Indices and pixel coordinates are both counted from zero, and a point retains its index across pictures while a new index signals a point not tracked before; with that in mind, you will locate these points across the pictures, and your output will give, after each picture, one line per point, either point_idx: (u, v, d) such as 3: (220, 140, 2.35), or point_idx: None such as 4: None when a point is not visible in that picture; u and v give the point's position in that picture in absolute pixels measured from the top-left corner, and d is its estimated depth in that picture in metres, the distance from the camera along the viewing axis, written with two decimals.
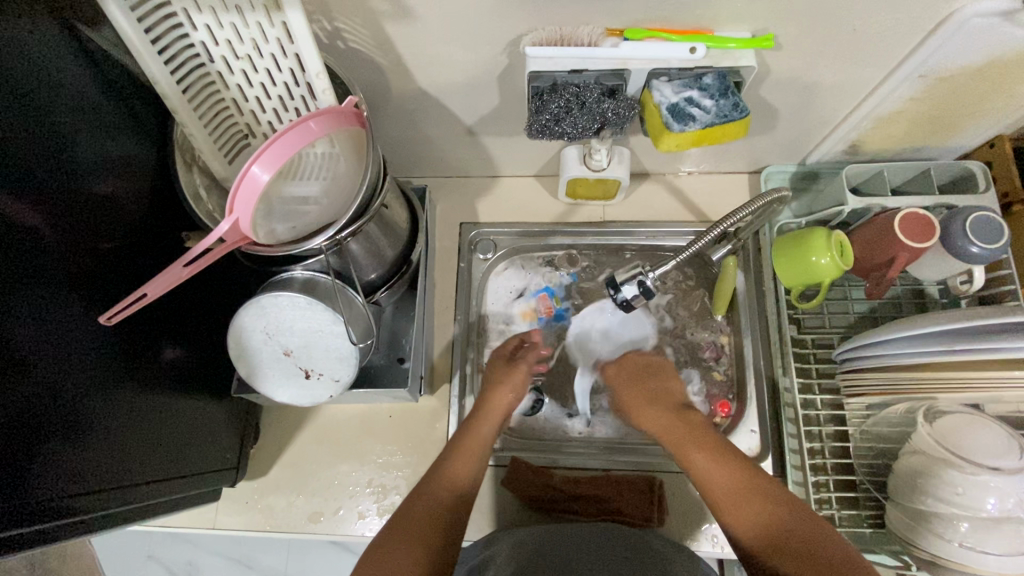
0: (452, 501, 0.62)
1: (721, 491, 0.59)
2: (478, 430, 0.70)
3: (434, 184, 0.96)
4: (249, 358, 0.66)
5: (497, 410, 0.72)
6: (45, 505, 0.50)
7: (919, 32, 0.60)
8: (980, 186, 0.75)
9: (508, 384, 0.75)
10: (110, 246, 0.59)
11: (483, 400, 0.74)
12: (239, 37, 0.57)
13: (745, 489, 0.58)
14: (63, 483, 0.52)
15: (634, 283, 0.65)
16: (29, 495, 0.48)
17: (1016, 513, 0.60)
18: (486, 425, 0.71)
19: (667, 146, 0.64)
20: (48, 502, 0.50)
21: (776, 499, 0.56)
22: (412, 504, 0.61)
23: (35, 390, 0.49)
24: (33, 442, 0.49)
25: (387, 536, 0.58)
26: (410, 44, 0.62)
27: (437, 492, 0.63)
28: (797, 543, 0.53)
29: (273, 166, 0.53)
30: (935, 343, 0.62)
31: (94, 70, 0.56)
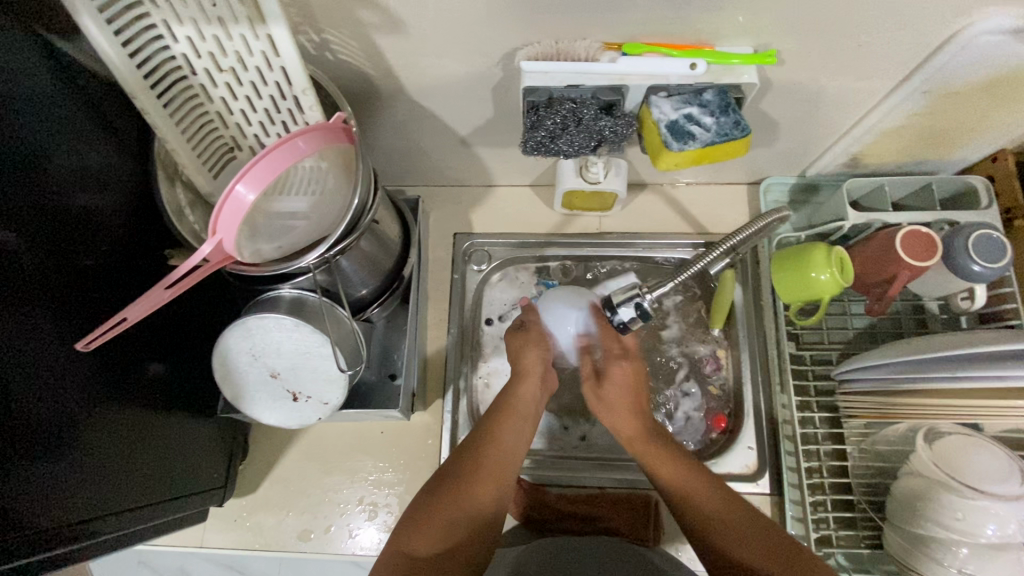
0: (504, 468, 0.63)
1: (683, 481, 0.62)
2: (523, 396, 0.68)
3: (427, 193, 0.94)
4: (235, 381, 0.64)
5: (534, 370, 0.70)
6: (30, 540, 0.49)
7: (926, 48, 0.58)
8: (983, 202, 0.74)
9: (533, 343, 0.72)
10: (88, 265, 0.57)
11: (516, 357, 0.71)
12: (222, 50, 0.54)
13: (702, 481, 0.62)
14: (47, 515, 0.50)
15: (631, 305, 0.63)
16: (12, 531, 0.47)
17: (1016, 538, 0.59)
18: (527, 386, 0.69)
19: (667, 165, 0.62)
20: (32, 536, 0.49)
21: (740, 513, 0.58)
22: (455, 466, 0.63)
23: (20, 425, 0.48)
24: (19, 475, 0.47)
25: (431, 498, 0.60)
26: (400, 55, 0.60)
27: (484, 459, 0.63)
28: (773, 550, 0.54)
29: (259, 185, 0.50)
30: (936, 369, 0.61)
31: (69, 82, 0.54)
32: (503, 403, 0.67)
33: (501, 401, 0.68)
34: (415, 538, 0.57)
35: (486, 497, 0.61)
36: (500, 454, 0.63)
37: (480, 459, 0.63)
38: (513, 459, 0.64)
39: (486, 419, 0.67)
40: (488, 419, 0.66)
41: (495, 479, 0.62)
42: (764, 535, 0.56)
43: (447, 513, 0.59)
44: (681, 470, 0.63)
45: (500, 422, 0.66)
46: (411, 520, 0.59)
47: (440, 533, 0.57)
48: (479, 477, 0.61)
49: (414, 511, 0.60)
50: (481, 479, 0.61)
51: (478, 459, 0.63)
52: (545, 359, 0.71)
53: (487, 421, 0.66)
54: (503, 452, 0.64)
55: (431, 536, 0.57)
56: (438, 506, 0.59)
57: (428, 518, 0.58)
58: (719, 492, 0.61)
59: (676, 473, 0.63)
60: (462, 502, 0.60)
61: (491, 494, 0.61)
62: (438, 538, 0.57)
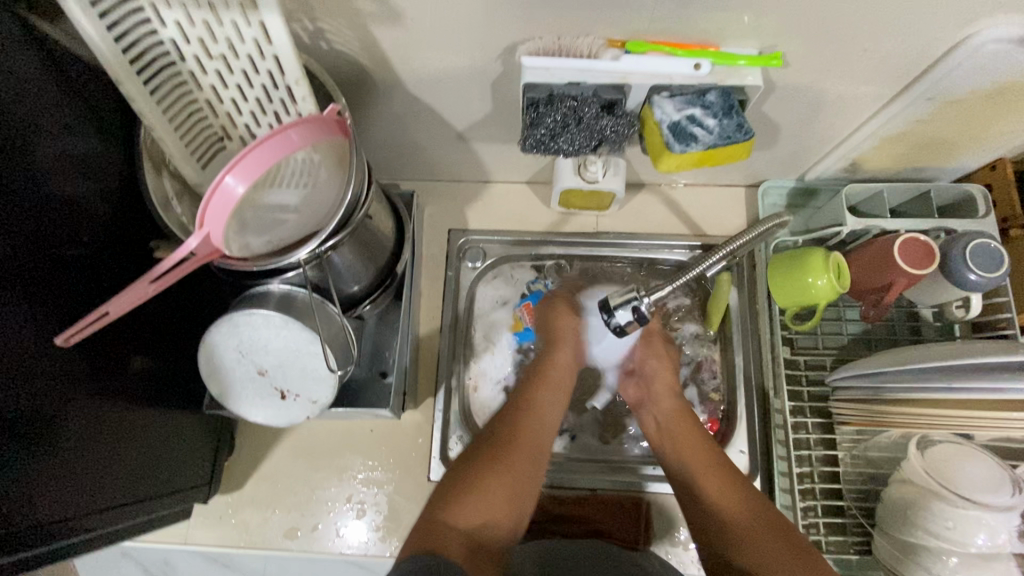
0: (539, 438, 0.64)
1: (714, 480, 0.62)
2: (555, 371, 0.71)
3: (422, 188, 0.92)
4: (221, 377, 0.63)
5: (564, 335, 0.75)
6: (10, 540, 0.47)
7: (932, 54, 0.57)
8: (980, 210, 0.74)
9: (568, 342, 0.74)
10: (68, 255, 0.54)
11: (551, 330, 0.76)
12: (212, 36, 0.52)
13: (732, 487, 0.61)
14: (27, 515, 0.49)
15: (629, 308, 0.61)
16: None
17: (1005, 547, 0.60)
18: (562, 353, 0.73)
19: (668, 166, 0.62)
20: (12, 536, 0.47)
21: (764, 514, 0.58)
22: (492, 435, 0.63)
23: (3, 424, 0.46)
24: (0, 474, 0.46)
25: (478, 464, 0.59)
26: (398, 47, 0.59)
27: (522, 425, 0.64)
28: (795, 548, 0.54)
29: (249, 178, 0.49)
30: (929, 379, 0.61)
31: (50, 65, 0.51)
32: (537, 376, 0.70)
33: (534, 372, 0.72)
34: (454, 508, 0.56)
35: (525, 473, 0.60)
36: (539, 419, 0.65)
37: (522, 424, 0.64)
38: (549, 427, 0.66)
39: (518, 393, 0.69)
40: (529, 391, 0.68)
41: (529, 443, 0.63)
42: (789, 543, 0.55)
43: (488, 485, 0.58)
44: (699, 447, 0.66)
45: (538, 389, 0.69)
46: (446, 493, 0.57)
47: (473, 508, 0.56)
48: (518, 446, 0.62)
49: (445, 486, 0.58)
50: (522, 444, 0.62)
51: (517, 425, 0.64)
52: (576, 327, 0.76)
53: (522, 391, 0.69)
54: (536, 425, 0.65)
55: (468, 506, 0.56)
56: (474, 474, 0.59)
57: (466, 491, 0.57)
58: (734, 475, 0.63)
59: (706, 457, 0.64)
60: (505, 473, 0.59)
61: (529, 461, 0.61)
62: (473, 510, 0.56)
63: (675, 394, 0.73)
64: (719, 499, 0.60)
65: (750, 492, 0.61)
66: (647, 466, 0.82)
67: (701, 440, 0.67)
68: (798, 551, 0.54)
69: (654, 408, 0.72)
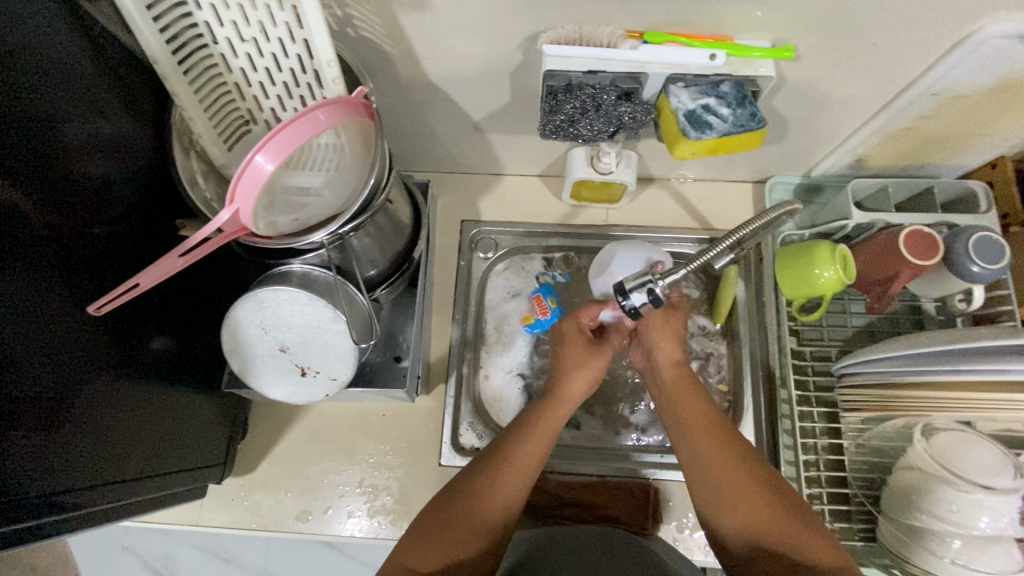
0: (518, 479, 0.60)
1: (731, 496, 0.58)
2: (548, 415, 0.66)
3: (436, 179, 0.94)
4: (243, 353, 0.65)
5: (579, 391, 0.68)
6: (17, 506, 0.46)
7: (937, 50, 0.59)
8: (982, 207, 0.76)
9: (583, 368, 0.69)
10: (97, 230, 0.56)
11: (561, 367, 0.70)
12: (245, 19, 0.54)
13: (748, 500, 0.57)
14: (37, 480, 0.48)
15: (643, 290, 0.63)
16: (0, 496, 0.44)
17: (1007, 531, 0.61)
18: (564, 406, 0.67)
19: (683, 152, 0.63)
20: (22, 501, 0.47)
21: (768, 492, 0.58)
22: (470, 474, 0.60)
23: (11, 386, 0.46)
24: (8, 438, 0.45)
25: (456, 500, 0.58)
26: (422, 34, 0.61)
27: (500, 480, 0.60)
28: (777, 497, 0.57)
29: (279, 156, 0.50)
30: (940, 362, 0.61)
31: (87, 43, 0.53)
32: (535, 418, 0.65)
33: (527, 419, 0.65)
34: (420, 550, 0.54)
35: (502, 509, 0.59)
36: (519, 472, 0.60)
37: (501, 455, 0.61)
38: (528, 483, 0.61)
39: (506, 435, 0.64)
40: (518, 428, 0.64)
41: (506, 495, 0.59)
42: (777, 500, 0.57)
43: (462, 524, 0.56)
44: (713, 450, 0.61)
45: (527, 434, 0.63)
46: (420, 527, 0.57)
47: (448, 551, 0.54)
48: (495, 494, 0.59)
49: (422, 524, 0.57)
50: (497, 494, 0.59)
51: (495, 476, 0.60)
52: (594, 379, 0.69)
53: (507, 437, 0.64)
54: (516, 457, 0.61)
55: (435, 547, 0.54)
56: (448, 517, 0.56)
57: (436, 532, 0.56)
58: (758, 479, 0.59)
59: (726, 459, 0.60)
60: (476, 512, 0.57)
61: (501, 510, 0.58)
62: (442, 553, 0.54)
63: (677, 363, 0.69)
64: (733, 517, 0.57)
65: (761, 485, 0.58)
66: (655, 454, 0.84)
67: (712, 422, 0.63)
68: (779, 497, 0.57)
69: (658, 379, 0.70)
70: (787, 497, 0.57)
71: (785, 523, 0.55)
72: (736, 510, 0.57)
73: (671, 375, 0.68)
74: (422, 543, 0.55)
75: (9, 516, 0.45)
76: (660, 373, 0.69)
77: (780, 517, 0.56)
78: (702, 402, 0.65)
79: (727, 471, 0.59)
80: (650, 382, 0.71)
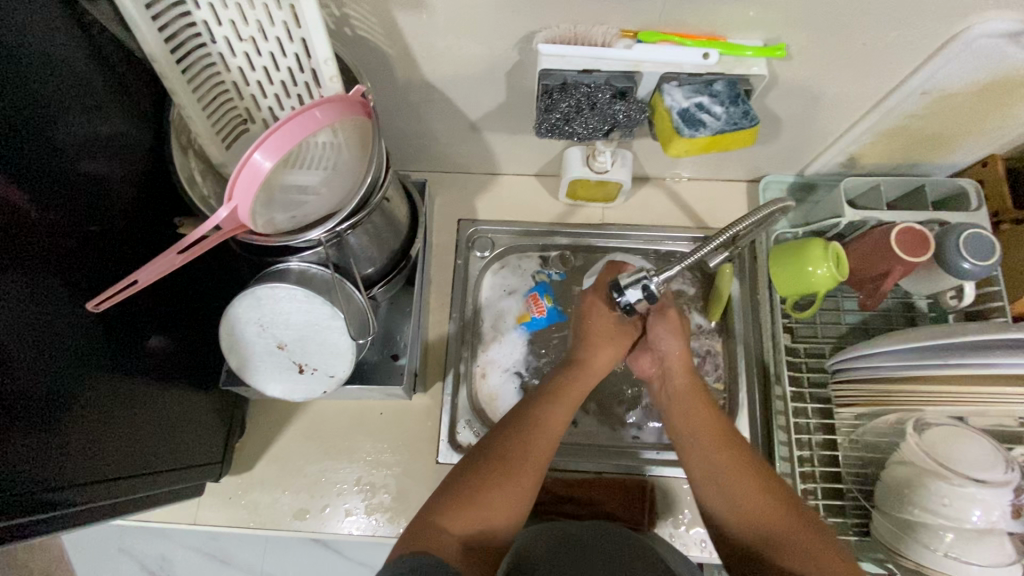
0: (543, 449, 0.62)
1: (737, 480, 0.61)
2: (573, 389, 0.68)
3: (433, 179, 0.94)
4: (241, 351, 0.65)
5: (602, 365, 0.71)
6: (13, 502, 0.46)
7: (926, 50, 0.60)
8: (972, 204, 0.77)
9: (611, 344, 0.72)
10: (96, 229, 0.56)
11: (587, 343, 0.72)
12: (243, 19, 0.54)
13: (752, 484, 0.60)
14: (34, 477, 0.48)
15: (639, 287, 0.65)
16: None
17: (998, 524, 0.62)
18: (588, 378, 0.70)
19: (677, 150, 0.63)
20: (18, 497, 0.47)
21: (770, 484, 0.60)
22: (498, 442, 0.61)
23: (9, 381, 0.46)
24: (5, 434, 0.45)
25: (484, 467, 0.59)
26: (419, 34, 0.61)
27: (529, 449, 0.61)
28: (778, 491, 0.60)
29: (275, 154, 0.50)
30: (930, 358, 0.63)
31: (86, 43, 0.53)
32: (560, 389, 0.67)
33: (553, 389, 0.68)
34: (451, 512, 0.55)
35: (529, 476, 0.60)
36: (545, 441, 0.63)
37: (528, 425, 0.63)
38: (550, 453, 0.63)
39: (531, 407, 0.65)
40: (546, 398, 0.66)
41: (535, 466, 0.60)
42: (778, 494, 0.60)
43: (491, 491, 0.57)
44: (720, 441, 0.64)
45: (553, 404, 0.66)
46: (446, 493, 0.57)
47: (476, 515, 0.55)
48: (524, 464, 0.60)
49: (449, 489, 0.58)
50: (527, 463, 0.60)
51: (525, 445, 0.61)
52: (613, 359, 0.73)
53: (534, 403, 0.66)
54: (541, 428, 0.63)
55: (466, 511, 0.56)
56: (478, 483, 0.58)
57: (468, 497, 0.57)
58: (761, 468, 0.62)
59: (730, 448, 0.63)
60: (504, 479, 0.58)
61: (531, 479, 0.60)
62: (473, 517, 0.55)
63: (687, 371, 0.71)
64: (738, 500, 0.60)
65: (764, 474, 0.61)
66: (651, 451, 0.84)
67: (716, 415, 0.67)
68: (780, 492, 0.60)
69: (668, 386, 0.71)
70: (787, 494, 0.60)
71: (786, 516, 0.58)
72: (739, 495, 0.60)
73: (683, 382, 0.70)
74: (451, 506, 0.56)
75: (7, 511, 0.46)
76: (671, 378, 0.71)
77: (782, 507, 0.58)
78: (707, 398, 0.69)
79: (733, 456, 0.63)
80: (656, 388, 0.73)
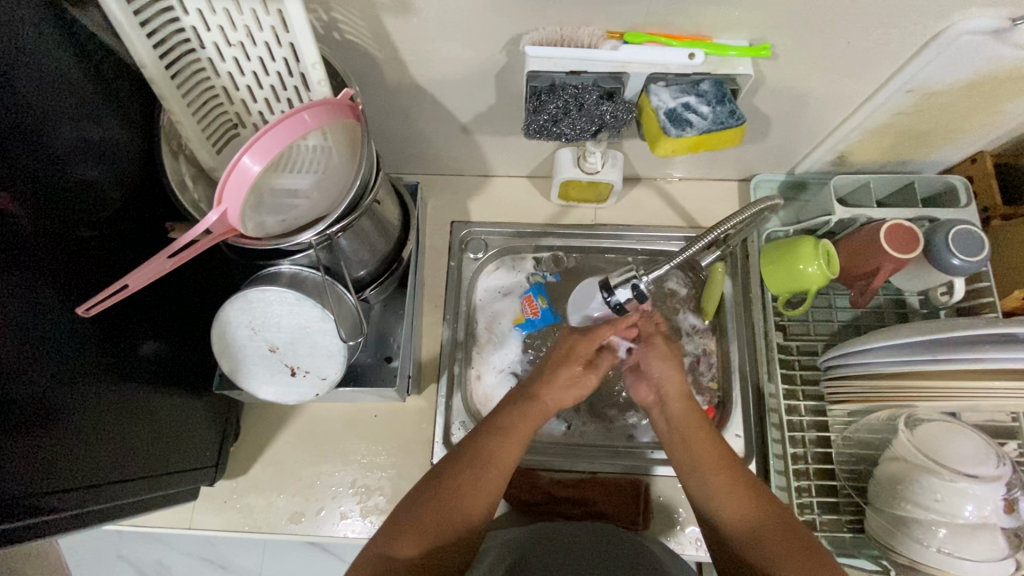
0: (494, 476, 0.60)
1: (722, 495, 0.60)
2: (527, 415, 0.64)
3: (426, 181, 0.95)
4: (233, 354, 0.65)
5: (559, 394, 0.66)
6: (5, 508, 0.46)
7: (911, 47, 0.61)
8: (962, 201, 0.77)
9: (577, 384, 0.67)
10: (86, 235, 0.56)
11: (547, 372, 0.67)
12: (232, 24, 0.55)
13: (735, 496, 0.60)
14: (25, 482, 0.48)
15: (628, 286, 0.65)
16: None
17: (991, 519, 0.62)
18: (539, 409, 0.65)
19: (664, 150, 0.64)
20: (12, 502, 0.47)
21: (746, 499, 0.59)
22: (454, 467, 0.60)
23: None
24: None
25: (432, 493, 0.58)
26: (407, 38, 0.62)
27: (478, 478, 0.59)
28: (755, 504, 0.59)
29: (264, 158, 0.50)
30: (920, 354, 0.63)
31: (76, 49, 0.54)
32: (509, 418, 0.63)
33: (501, 417, 0.64)
34: (402, 537, 0.55)
35: (481, 502, 0.58)
36: (496, 471, 0.60)
37: (483, 448, 0.61)
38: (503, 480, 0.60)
39: (485, 430, 0.63)
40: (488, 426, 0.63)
41: (483, 496, 0.59)
42: (762, 509, 0.59)
43: (440, 517, 0.56)
44: (707, 459, 0.62)
45: (502, 434, 0.62)
46: (402, 517, 0.57)
47: (427, 539, 0.55)
48: (472, 492, 0.58)
49: (407, 510, 0.58)
50: (475, 494, 0.58)
51: (477, 474, 0.59)
52: (569, 399, 0.67)
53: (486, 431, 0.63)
54: (494, 455, 0.61)
55: (416, 537, 0.55)
56: (431, 509, 0.57)
57: (421, 520, 0.56)
58: (741, 482, 0.61)
59: (714, 466, 0.61)
60: (453, 505, 0.57)
61: (480, 505, 0.58)
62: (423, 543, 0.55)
63: (687, 398, 0.67)
64: (728, 517, 0.59)
65: (745, 485, 0.60)
66: (647, 450, 0.85)
67: (706, 436, 0.64)
68: (757, 504, 0.59)
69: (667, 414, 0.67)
70: (766, 506, 0.59)
71: (767, 530, 0.57)
72: (725, 511, 0.59)
73: (678, 411, 0.66)
74: (403, 529, 0.56)
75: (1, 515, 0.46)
76: (668, 407, 0.67)
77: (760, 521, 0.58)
78: (693, 419, 0.65)
79: (711, 479, 0.61)
80: (656, 418, 0.69)
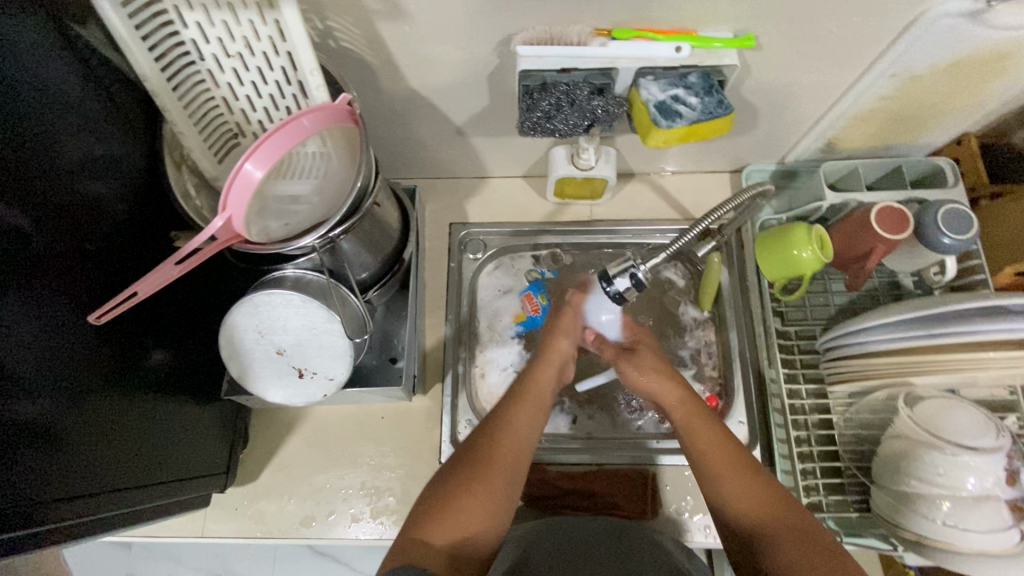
0: (513, 453, 0.60)
1: (732, 477, 0.59)
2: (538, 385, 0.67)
3: (423, 185, 0.96)
4: (241, 359, 0.66)
5: (556, 357, 0.70)
6: (15, 516, 0.46)
7: (891, 34, 0.62)
8: (949, 181, 0.79)
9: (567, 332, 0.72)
10: (94, 246, 0.57)
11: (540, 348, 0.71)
12: (230, 35, 0.57)
13: (745, 480, 0.59)
14: (35, 489, 0.49)
15: (626, 275, 0.68)
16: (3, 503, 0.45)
17: (995, 491, 0.63)
18: (546, 375, 0.68)
19: (656, 141, 0.66)
20: (24, 509, 0.47)
21: (757, 480, 0.59)
22: (471, 449, 0.60)
23: (7, 403, 0.46)
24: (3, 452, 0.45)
25: (453, 478, 0.58)
26: (402, 43, 0.63)
27: (495, 456, 0.59)
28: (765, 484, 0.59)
29: (266, 164, 0.51)
30: (920, 330, 0.65)
31: (79, 65, 0.55)
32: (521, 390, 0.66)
33: (513, 391, 0.66)
34: (429, 527, 0.55)
35: (498, 482, 0.58)
36: (511, 444, 0.61)
37: (496, 425, 0.62)
38: (520, 456, 0.61)
39: (497, 410, 0.64)
40: (501, 406, 0.64)
41: (501, 473, 0.59)
42: (772, 490, 0.58)
43: (461, 499, 0.56)
44: (712, 441, 0.62)
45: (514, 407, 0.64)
46: (426, 506, 0.57)
47: (451, 527, 0.55)
48: (490, 468, 0.58)
49: (426, 501, 0.58)
50: (494, 473, 0.58)
51: (492, 453, 0.59)
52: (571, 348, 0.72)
53: (497, 415, 0.63)
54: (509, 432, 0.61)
55: (450, 525, 0.55)
56: (451, 494, 0.57)
57: (443, 507, 0.56)
58: (752, 463, 0.60)
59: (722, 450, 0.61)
60: (476, 486, 0.57)
61: (502, 479, 0.58)
62: (449, 531, 0.55)
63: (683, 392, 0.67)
64: (739, 499, 0.58)
65: (753, 467, 0.60)
66: (652, 441, 0.85)
67: (712, 417, 0.64)
68: (768, 484, 0.59)
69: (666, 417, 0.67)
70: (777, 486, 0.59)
71: (780, 510, 0.56)
72: (736, 494, 0.58)
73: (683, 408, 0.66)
74: (426, 518, 0.56)
75: (15, 521, 0.46)
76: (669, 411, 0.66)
77: (774, 501, 0.57)
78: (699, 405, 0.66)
79: (722, 460, 0.60)
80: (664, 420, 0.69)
